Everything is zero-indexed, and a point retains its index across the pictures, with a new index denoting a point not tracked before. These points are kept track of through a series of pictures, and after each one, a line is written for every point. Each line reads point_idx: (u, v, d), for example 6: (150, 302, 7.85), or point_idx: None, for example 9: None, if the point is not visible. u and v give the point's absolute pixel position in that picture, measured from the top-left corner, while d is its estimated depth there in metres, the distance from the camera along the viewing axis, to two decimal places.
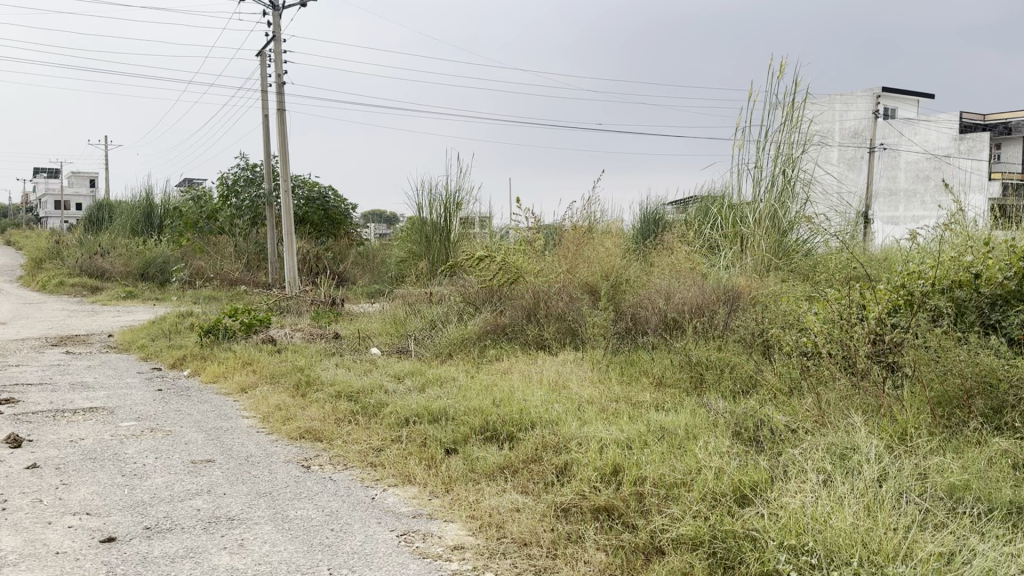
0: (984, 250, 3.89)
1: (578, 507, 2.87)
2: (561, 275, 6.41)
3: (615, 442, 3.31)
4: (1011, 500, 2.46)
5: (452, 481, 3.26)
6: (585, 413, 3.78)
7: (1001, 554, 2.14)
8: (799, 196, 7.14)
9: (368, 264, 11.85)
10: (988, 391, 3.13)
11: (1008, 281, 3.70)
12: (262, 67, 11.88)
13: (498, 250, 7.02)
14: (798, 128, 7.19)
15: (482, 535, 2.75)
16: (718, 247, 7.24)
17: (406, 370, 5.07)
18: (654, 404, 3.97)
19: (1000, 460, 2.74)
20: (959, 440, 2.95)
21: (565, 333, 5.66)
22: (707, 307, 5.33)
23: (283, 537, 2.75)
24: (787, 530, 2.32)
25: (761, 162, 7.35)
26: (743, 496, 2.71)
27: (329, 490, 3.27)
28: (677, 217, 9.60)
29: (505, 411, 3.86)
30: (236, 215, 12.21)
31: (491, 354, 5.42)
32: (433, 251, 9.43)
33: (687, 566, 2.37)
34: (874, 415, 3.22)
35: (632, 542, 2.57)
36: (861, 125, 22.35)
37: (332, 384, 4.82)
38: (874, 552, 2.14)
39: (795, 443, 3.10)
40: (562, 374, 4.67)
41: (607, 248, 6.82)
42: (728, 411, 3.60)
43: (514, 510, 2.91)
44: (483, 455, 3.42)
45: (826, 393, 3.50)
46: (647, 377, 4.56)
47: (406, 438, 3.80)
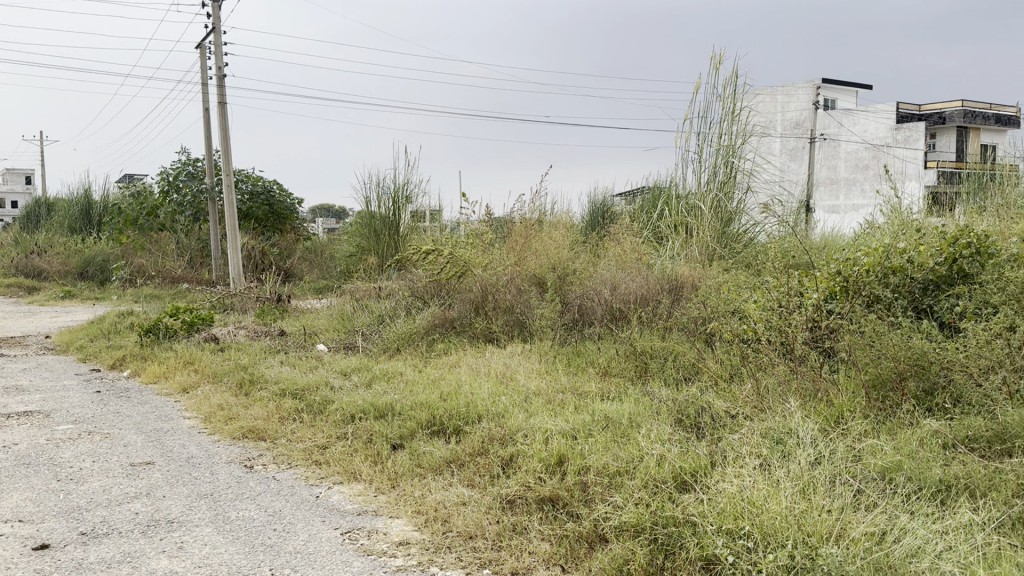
0: (916, 237, 4.03)
1: (523, 499, 2.87)
2: (509, 268, 6.39)
3: (560, 432, 3.32)
4: (940, 479, 2.54)
5: (397, 477, 3.24)
6: (532, 405, 3.79)
7: (930, 531, 2.20)
8: (741, 185, 7.26)
9: (316, 260, 11.71)
10: (919, 373, 3.23)
11: (938, 266, 3.84)
12: (202, 59, 11.63)
13: (445, 243, 6.99)
14: (738, 119, 7.34)
15: (427, 530, 2.74)
16: (665, 238, 7.30)
17: (352, 366, 5.01)
18: (600, 394, 3.99)
19: (931, 440, 2.81)
20: (893, 422, 3.03)
21: (513, 326, 5.64)
22: (652, 297, 5.40)
23: (224, 538, 2.70)
24: (725, 515, 2.36)
25: (704, 153, 7.47)
26: (684, 483, 2.74)
27: (271, 490, 3.21)
28: (623, 208, 9.70)
29: (452, 405, 3.84)
30: (178, 211, 11.87)
31: (440, 348, 5.39)
32: (382, 245, 9.33)
33: (629, 553, 2.38)
34: (811, 400, 3.30)
35: (576, 531, 2.58)
36: (802, 116, 22.81)
37: (277, 382, 4.74)
38: (809, 534, 2.19)
39: (733, 428, 3.16)
40: (510, 366, 4.66)
41: (554, 241, 6.89)
42: (670, 398, 3.64)
43: (459, 503, 2.91)
44: (429, 450, 3.40)
45: (765, 378, 3.57)
46: (593, 367, 4.58)
47: (353, 435, 3.77)
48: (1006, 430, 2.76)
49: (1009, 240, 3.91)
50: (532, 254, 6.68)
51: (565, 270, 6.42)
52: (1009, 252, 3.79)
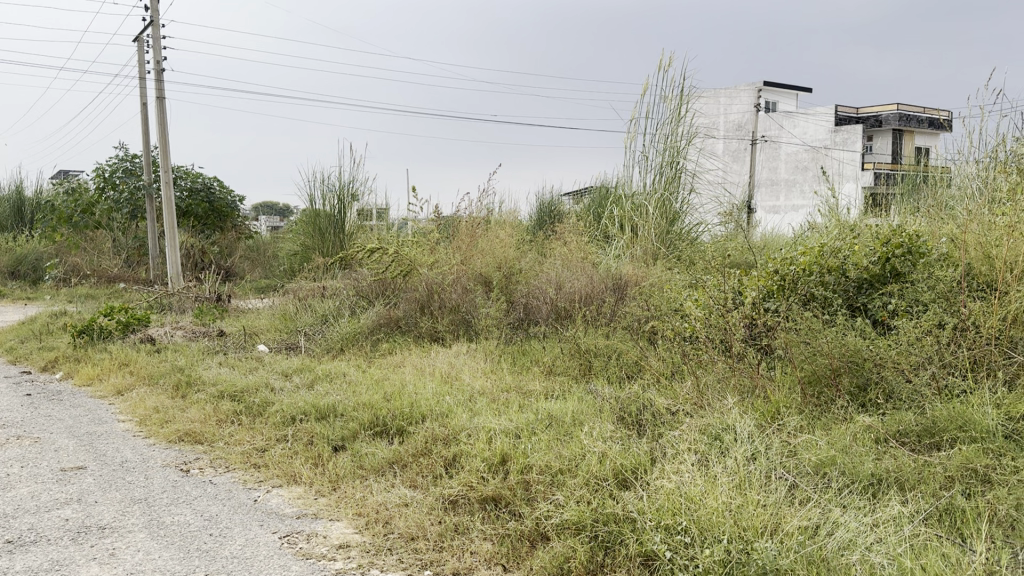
0: (851, 237, 4.12)
1: (466, 499, 2.85)
2: (455, 266, 6.36)
3: (503, 432, 3.31)
4: (873, 473, 2.59)
5: (338, 479, 3.19)
6: (476, 404, 3.77)
7: (862, 524, 2.25)
8: (685, 186, 7.35)
9: (258, 259, 11.49)
10: (853, 369, 3.30)
11: (872, 265, 3.94)
12: (140, 53, 11.33)
13: (391, 242, 6.92)
14: (683, 121, 7.45)
15: (368, 532, 2.70)
16: (610, 237, 7.35)
17: (293, 367, 4.92)
18: (544, 393, 3.99)
19: (864, 435, 2.88)
20: (829, 417, 3.09)
21: (459, 325, 5.60)
22: (596, 296, 5.43)
23: (158, 544, 2.62)
24: (663, 511, 2.38)
25: (649, 153, 7.55)
26: (624, 480, 2.76)
27: (208, 494, 3.14)
28: (570, 207, 9.75)
29: (396, 406, 3.80)
30: (114, 208, 11.53)
31: (384, 347, 5.32)
32: (326, 244, 9.15)
33: (569, 551, 2.38)
34: (749, 396, 3.35)
35: (517, 530, 2.57)
36: (745, 118, 23.24)
37: (215, 384, 4.64)
38: (745, 528, 2.21)
39: (674, 425, 3.20)
40: (454, 366, 4.63)
41: (501, 240, 6.86)
42: (613, 396, 3.67)
43: (401, 505, 2.87)
44: (372, 451, 3.35)
45: (705, 376, 3.62)
46: (538, 366, 4.58)
47: (293, 437, 3.70)
48: (935, 425, 2.84)
49: (939, 240, 4.03)
50: (479, 252, 6.61)
51: (511, 268, 6.40)
52: (939, 251, 3.90)
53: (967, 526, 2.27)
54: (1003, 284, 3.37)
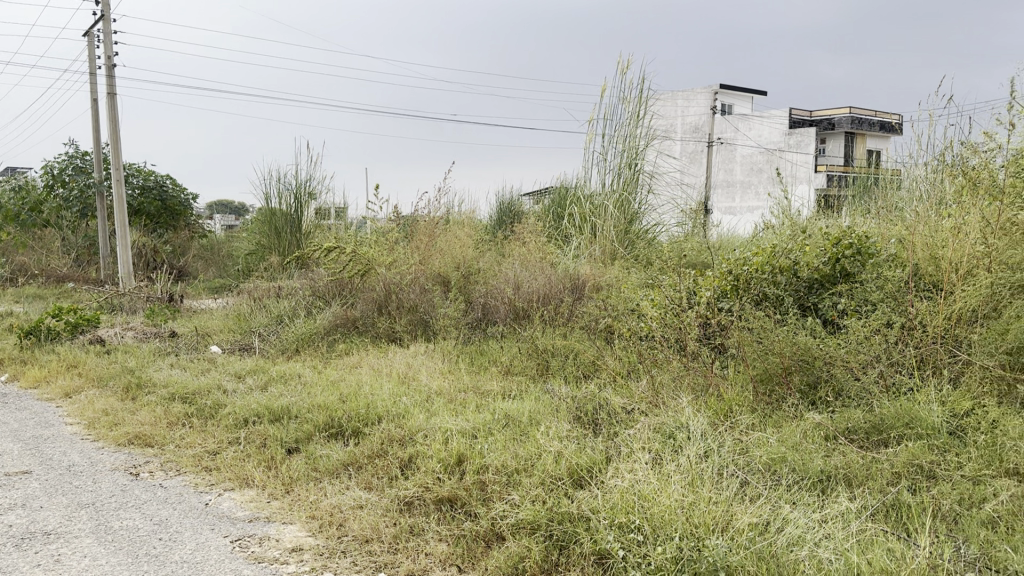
0: (802, 238, 4.19)
1: (421, 500, 2.83)
2: (413, 266, 6.32)
3: (460, 432, 3.30)
4: (823, 469, 2.64)
5: (292, 482, 3.15)
6: (433, 405, 3.75)
7: (813, 520, 2.28)
8: (643, 187, 7.41)
9: (212, 258, 11.30)
10: (803, 368, 3.36)
11: (823, 265, 4.01)
12: (91, 48, 11.09)
13: (348, 241, 6.87)
14: (642, 123, 7.52)
15: (321, 535, 2.67)
16: (569, 238, 7.38)
17: (246, 368, 4.85)
18: (501, 393, 3.99)
19: (813, 432, 2.92)
20: (780, 415, 3.13)
21: (416, 326, 5.56)
22: (554, 296, 5.44)
23: (105, 550, 2.56)
24: (617, 509, 2.39)
25: (608, 154, 7.59)
26: (580, 479, 2.77)
27: (158, 498, 3.07)
28: (529, 207, 9.77)
29: (351, 407, 3.76)
30: (64, 207, 11.25)
31: (341, 348, 5.27)
32: (281, 244, 9.00)
33: (524, 550, 2.38)
34: (703, 394, 3.39)
35: (473, 531, 2.56)
36: (701, 120, 23.52)
37: (166, 386, 4.55)
38: (697, 525, 2.23)
39: (629, 424, 3.22)
40: (412, 366, 4.59)
41: (460, 239, 6.82)
42: (570, 395, 3.69)
43: (356, 507, 2.84)
44: (326, 453, 3.32)
45: (660, 375, 3.65)
46: (495, 366, 4.57)
47: (245, 439, 3.64)
48: (882, 422, 2.91)
49: (888, 241, 4.12)
50: (437, 252, 6.57)
51: (469, 268, 6.37)
52: (887, 251, 3.98)
53: (912, 521, 2.32)
54: (948, 284, 3.45)
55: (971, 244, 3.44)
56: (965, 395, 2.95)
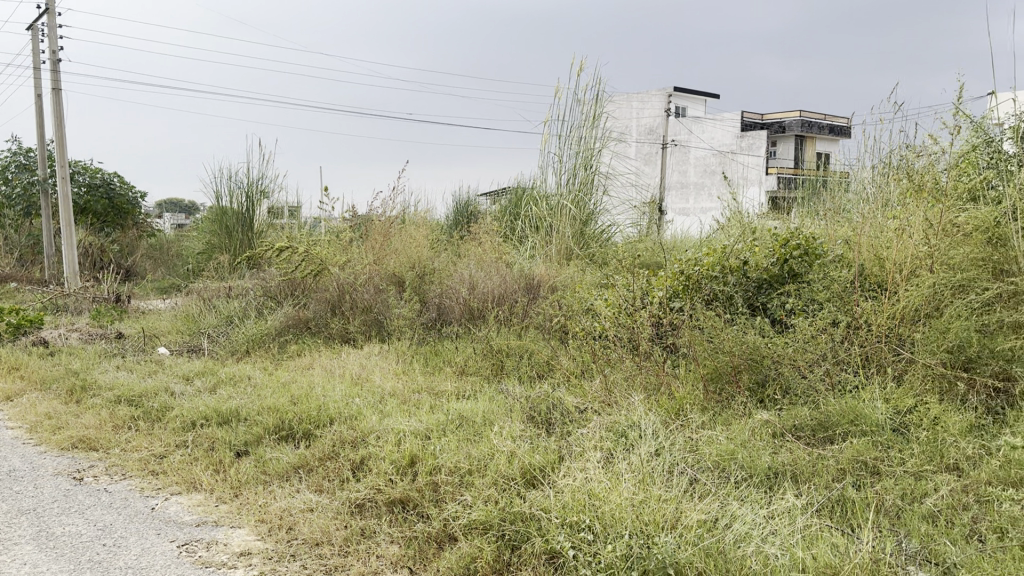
0: (752, 239, 4.26)
1: (373, 502, 2.80)
2: (368, 265, 6.24)
3: (413, 433, 3.28)
4: (770, 466, 2.68)
5: (241, 485, 3.09)
6: (386, 406, 3.72)
7: (761, 517, 2.32)
8: (598, 187, 7.46)
9: (161, 257, 11.06)
10: (752, 366, 3.41)
11: (772, 266, 4.08)
12: (35, 42, 10.79)
13: (301, 241, 6.78)
14: (597, 124, 7.58)
15: (271, 539, 2.62)
16: (525, 238, 7.39)
17: (195, 371, 4.75)
18: (456, 393, 3.97)
19: (762, 429, 2.96)
20: (729, 413, 3.17)
21: (371, 326, 5.51)
22: (509, 297, 5.45)
23: (46, 557, 2.49)
24: (569, 508, 2.40)
25: (563, 155, 7.63)
26: (532, 479, 2.77)
27: (102, 503, 3.00)
28: (485, 207, 9.76)
29: (302, 409, 3.71)
30: (6, 204, 10.92)
31: (293, 349, 5.20)
32: (233, 243, 8.87)
33: (476, 551, 2.37)
34: (655, 393, 3.42)
35: (425, 532, 2.54)
36: (656, 122, 23.76)
37: (112, 388, 4.44)
38: (647, 523, 2.25)
39: (582, 423, 3.23)
40: (365, 367, 4.55)
41: (415, 238, 6.78)
42: (524, 395, 3.68)
43: (306, 510, 2.80)
44: (276, 456, 3.27)
45: (613, 374, 3.67)
46: (450, 366, 4.55)
47: (193, 443, 3.57)
48: (827, 419, 2.96)
49: (835, 242, 4.20)
50: (392, 252, 6.51)
51: (424, 268, 6.33)
52: (834, 253, 4.06)
53: (857, 517, 2.37)
54: (892, 284, 3.54)
55: (914, 245, 3.53)
56: (908, 392, 3.02)
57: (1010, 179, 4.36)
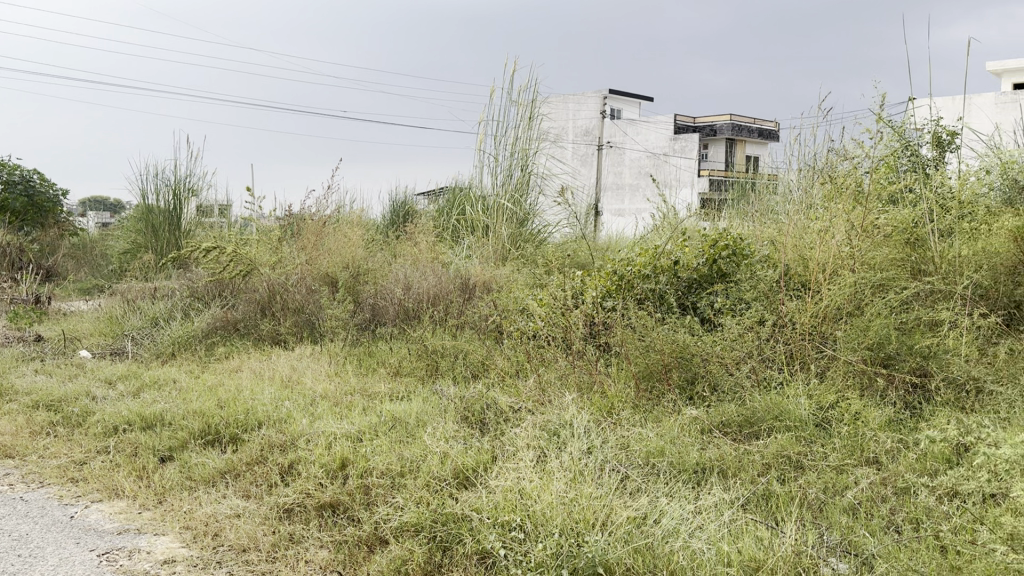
0: (683, 239, 4.33)
1: (302, 506, 2.74)
2: (299, 265, 6.12)
3: (344, 435, 3.24)
4: (698, 462, 2.73)
5: (165, 491, 3.00)
6: (317, 408, 3.67)
7: (689, 512, 2.35)
8: (534, 188, 7.50)
9: (84, 257, 10.68)
10: (682, 365, 3.46)
11: (701, 266, 4.16)
12: None
13: (229, 240, 6.62)
14: (533, 125, 7.62)
15: (196, 546, 2.55)
16: (460, 238, 7.37)
17: (118, 374, 4.60)
18: (389, 394, 3.94)
19: (692, 426, 3.01)
20: (660, 410, 3.21)
21: (302, 327, 5.42)
22: (443, 297, 5.43)
23: None
24: (501, 508, 2.40)
25: (499, 155, 7.64)
26: (465, 480, 2.76)
27: (17, 513, 2.87)
28: (421, 207, 9.72)
29: (229, 413, 3.62)
30: None
31: (221, 351, 5.07)
32: (160, 242, 8.63)
33: (407, 553, 2.35)
34: (588, 392, 3.44)
35: (355, 535, 2.50)
36: (592, 124, 24.00)
37: (29, 393, 4.26)
38: (578, 521, 2.27)
39: (516, 422, 3.23)
40: (296, 369, 4.47)
41: (348, 237, 6.70)
42: (457, 395, 3.67)
43: (233, 515, 2.73)
44: (202, 461, 3.18)
45: (547, 373, 3.68)
46: (384, 367, 4.51)
47: (115, 449, 3.45)
48: (753, 415, 3.03)
49: (762, 243, 4.31)
50: (325, 251, 6.41)
51: (358, 268, 6.25)
52: (761, 253, 4.17)
53: (780, 510, 2.43)
54: (815, 284, 3.63)
55: (838, 246, 3.63)
56: (830, 388, 3.11)
57: (927, 183, 4.55)
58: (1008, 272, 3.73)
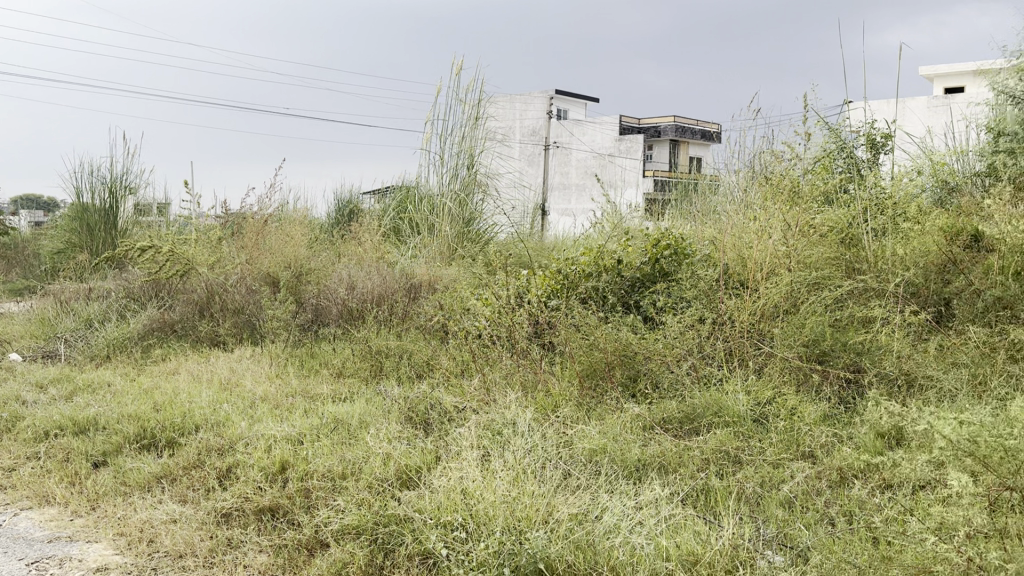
0: (626, 238, 4.37)
1: (241, 510, 2.70)
2: (239, 265, 6.01)
3: (284, 438, 3.19)
4: (640, 458, 2.76)
5: (98, 497, 2.92)
6: (256, 411, 3.61)
7: (629, 508, 2.38)
8: (479, 188, 7.50)
9: (14, 257, 10.33)
10: (625, 362, 3.50)
11: (644, 265, 4.21)
12: None
13: (166, 239, 6.47)
14: (479, 125, 7.62)
15: (130, 553, 2.49)
16: (405, 238, 7.33)
17: (49, 378, 4.46)
18: (332, 396, 3.89)
19: (634, 423, 3.05)
20: (603, 408, 3.24)
21: (242, 328, 5.33)
22: (388, 297, 5.39)
23: None
24: (443, 508, 2.40)
25: (444, 154, 7.62)
26: (407, 481, 2.75)
27: None
28: (366, 205, 9.64)
29: (166, 416, 3.54)
30: None
31: (157, 354, 4.95)
32: (95, 241, 8.40)
33: (347, 556, 2.32)
34: (532, 390, 3.46)
35: (295, 539, 2.47)
36: (538, 125, 24.10)
37: None
38: (520, 519, 2.28)
39: (460, 422, 3.23)
40: (235, 372, 4.38)
41: (291, 236, 6.61)
42: (401, 396, 3.64)
43: (169, 521, 2.67)
44: (137, 466, 3.10)
45: (491, 372, 3.68)
46: (326, 368, 4.46)
47: (45, 454, 3.34)
48: (693, 412, 3.08)
49: (702, 242, 4.38)
50: (266, 251, 6.30)
51: (300, 267, 6.17)
52: (702, 252, 4.25)
53: (719, 505, 2.47)
54: (753, 282, 3.71)
55: (775, 245, 3.71)
56: (767, 384, 3.17)
57: (861, 184, 4.68)
58: (936, 271, 3.87)
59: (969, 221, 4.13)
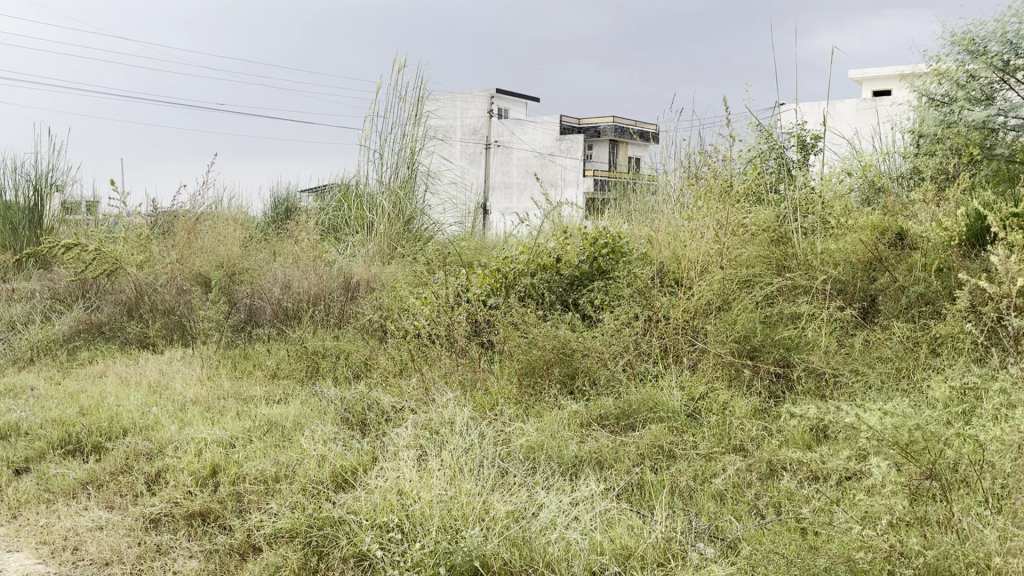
0: (564, 236, 4.39)
1: (170, 516, 2.63)
2: (170, 264, 5.86)
3: (216, 442, 3.12)
4: (576, 455, 2.77)
5: (20, 505, 2.82)
6: (187, 414, 3.52)
7: (565, 503, 2.39)
8: (419, 187, 7.45)
9: None
10: (563, 360, 3.51)
11: (582, 263, 4.24)
12: None
13: (93, 239, 6.27)
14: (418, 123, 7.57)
15: (54, 562, 2.42)
16: (344, 237, 7.24)
17: None
18: (266, 398, 3.83)
19: (571, 420, 3.07)
20: (541, 405, 3.25)
21: (173, 329, 5.20)
22: (324, 297, 5.32)
23: None
24: (379, 510, 2.38)
25: (383, 152, 7.54)
26: (342, 482, 2.72)
27: None
28: (303, 204, 9.50)
29: (92, 421, 3.44)
30: None
31: (83, 356, 4.79)
32: (18, 240, 8.09)
33: (281, 559, 2.29)
34: (470, 388, 3.45)
35: (226, 544, 2.42)
36: (479, 124, 24.08)
37: None
38: (456, 517, 2.28)
39: (397, 422, 3.20)
40: (166, 375, 4.27)
41: (225, 236, 6.47)
42: (338, 396, 3.60)
43: (95, 527, 2.58)
44: (60, 472, 3.00)
45: (430, 371, 3.66)
46: (261, 369, 4.38)
47: None
48: (629, 408, 3.11)
49: (638, 241, 4.44)
50: (199, 251, 6.16)
51: (233, 267, 6.04)
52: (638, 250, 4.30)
53: (653, 499, 2.50)
54: (688, 279, 3.77)
55: (709, 243, 3.78)
56: (700, 379, 3.23)
57: (791, 184, 4.79)
58: (862, 268, 3.99)
59: (894, 220, 4.27)
